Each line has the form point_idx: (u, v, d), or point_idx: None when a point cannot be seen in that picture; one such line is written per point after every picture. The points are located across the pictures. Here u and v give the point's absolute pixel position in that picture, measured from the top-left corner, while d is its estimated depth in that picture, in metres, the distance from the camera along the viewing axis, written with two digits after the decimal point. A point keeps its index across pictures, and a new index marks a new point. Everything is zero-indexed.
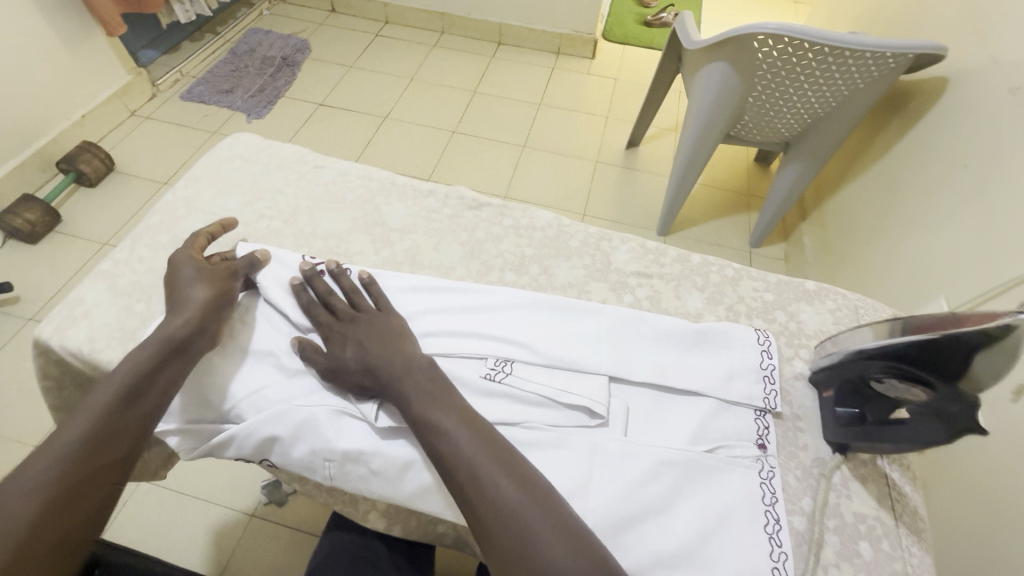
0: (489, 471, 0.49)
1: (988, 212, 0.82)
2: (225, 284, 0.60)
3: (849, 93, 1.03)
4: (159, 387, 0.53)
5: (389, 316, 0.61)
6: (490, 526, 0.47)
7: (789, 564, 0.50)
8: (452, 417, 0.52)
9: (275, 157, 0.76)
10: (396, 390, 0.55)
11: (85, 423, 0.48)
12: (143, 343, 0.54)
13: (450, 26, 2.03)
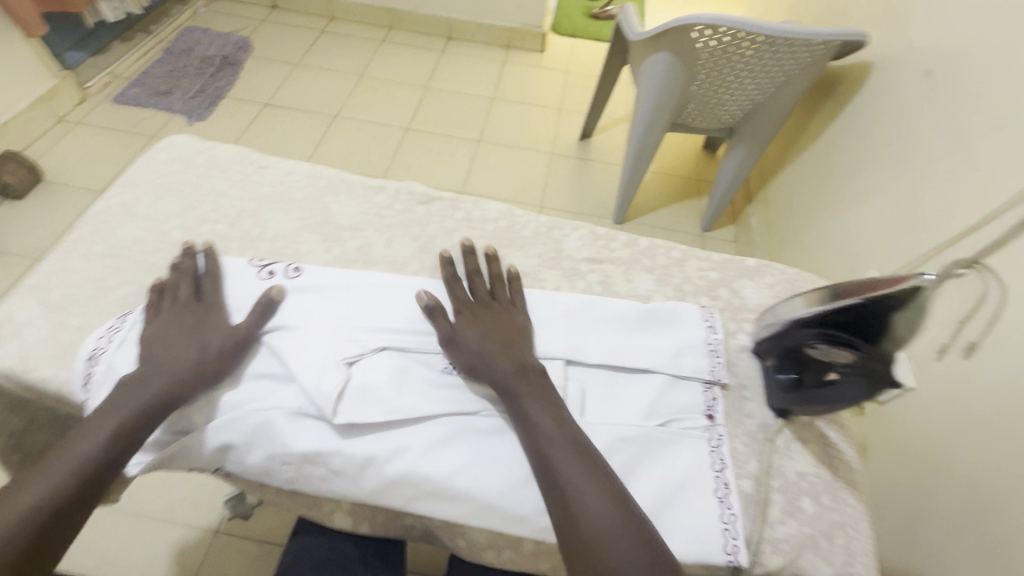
0: (593, 491, 0.46)
1: (909, 186, 1.04)
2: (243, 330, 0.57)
3: (784, 78, 1.32)
4: (141, 431, 0.50)
5: (517, 316, 0.60)
6: (582, 539, 0.44)
7: (739, 525, 0.50)
8: (550, 424, 0.51)
9: (216, 160, 0.75)
10: (511, 394, 0.53)
11: (66, 467, 0.46)
12: (132, 389, 0.51)
13: (397, 21, 2.28)
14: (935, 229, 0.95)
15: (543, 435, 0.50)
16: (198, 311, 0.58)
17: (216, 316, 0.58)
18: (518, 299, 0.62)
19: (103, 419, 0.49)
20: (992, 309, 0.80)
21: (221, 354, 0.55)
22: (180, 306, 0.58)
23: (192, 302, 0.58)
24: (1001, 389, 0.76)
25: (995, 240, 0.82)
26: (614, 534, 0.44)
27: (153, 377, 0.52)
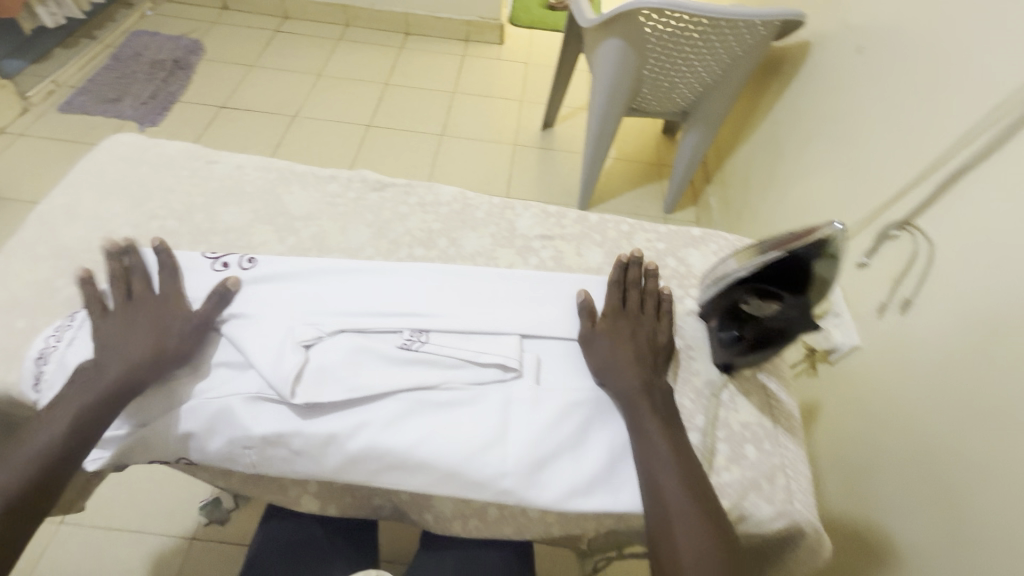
0: (697, 522, 0.48)
1: (849, 156, 1.10)
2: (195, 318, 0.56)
3: (731, 58, 1.36)
4: (102, 416, 0.50)
5: (660, 333, 0.60)
6: (673, 556, 0.47)
7: None
8: (665, 446, 0.52)
9: (163, 157, 0.74)
10: (634, 415, 0.54)
11: (25, 459, 0.46)
12: (95, 377, 0.51)
13: (353, 18, 2.26)
14: (873, 194, 1.00)
15: (659, 458, 0.51)
16: (152, 303, 0.57)
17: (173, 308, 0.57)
18: (665, 314, 0.61)
19: (62, 408, 0.49)
20: (923, 265, 0.86)
21: (178, 346, 0.54)
22: (135, 299, 0.57)
23: (147, 294, 0.57)
24: (933, 338, 0.81)
25: (923, 201, 0.87)
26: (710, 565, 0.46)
27: (110, 364, 0.52)
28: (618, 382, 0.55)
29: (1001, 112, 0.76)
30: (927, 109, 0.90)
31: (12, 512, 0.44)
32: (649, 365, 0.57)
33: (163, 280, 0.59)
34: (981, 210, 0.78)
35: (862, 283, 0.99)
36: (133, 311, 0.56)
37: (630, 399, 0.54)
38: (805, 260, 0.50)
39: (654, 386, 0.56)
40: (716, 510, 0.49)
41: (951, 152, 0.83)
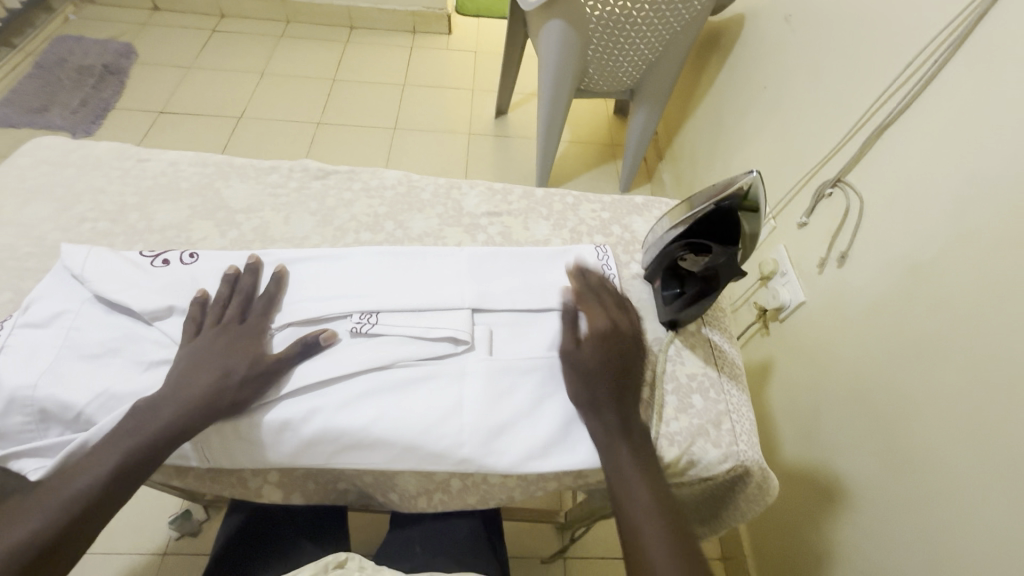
0: (662, 545, 0.48)
1: (783, 122, 1.15)
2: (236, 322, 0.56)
3: (671, 35, 1.39)
4: (158, 450, 0.48)
5: (628, 323, 0.60)
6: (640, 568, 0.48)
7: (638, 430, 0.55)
8: (633, 457, 0.51)
9: (91, 157, 0.72)
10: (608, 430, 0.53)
11: (71, 496, 0.45)
12: (147, 412, 0.49)
13: (294, 13, 2.19)
14: (807, 156, 1.05)
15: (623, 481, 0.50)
16: (238, 334, 0.55)
17: (251, 342, 0.55)
18: (631, 308, 0.62)
19: (111, 447, 0.47)
20: (854, 219, 0.91)
21: (247, 380, 0.52)
22: (221, 328, 0.55)
23: (236, 323, 0.56)
24: (867, 287, 0.86)
25: (851, 159, 0.92)
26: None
27: (170, 398, 0.50)
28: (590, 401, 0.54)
29: (912, 69, 0.81)
30: (850, 71, 0.95)
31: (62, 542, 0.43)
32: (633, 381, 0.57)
33: (254, 309, 0.58)
34: (901, 162, 0.82)
35: (803, 242, 1.04)
36: (213, 338, 0.54)
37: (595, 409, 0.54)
38: (731, 209, 0.55)
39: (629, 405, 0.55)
40: (686, 532, 0.49)
41: (872, 111, 0.88)
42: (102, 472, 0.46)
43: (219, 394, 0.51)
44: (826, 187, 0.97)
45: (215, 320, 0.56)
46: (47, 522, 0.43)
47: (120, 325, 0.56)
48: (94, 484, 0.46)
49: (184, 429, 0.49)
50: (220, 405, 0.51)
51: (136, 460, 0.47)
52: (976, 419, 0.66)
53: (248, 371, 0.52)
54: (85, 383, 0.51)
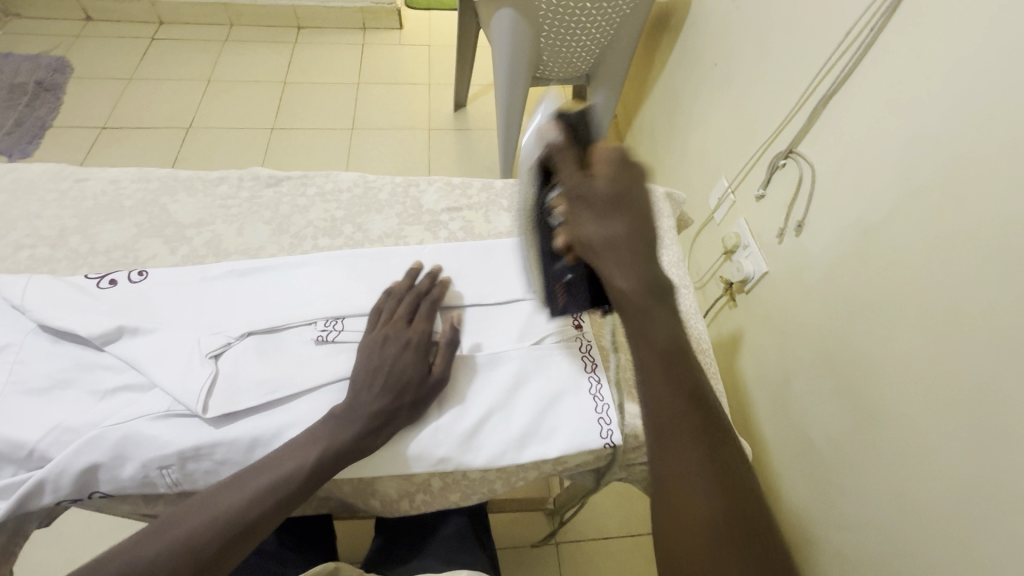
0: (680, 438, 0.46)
1: (736, 98, 1.17)
2: (413, 329, 0.56)
3: (621, 18, 1.40)
4: (341, 460, 0.48)
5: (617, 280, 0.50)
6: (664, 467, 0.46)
7: (613, 413, 0.55)
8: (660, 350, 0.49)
9: (22, 181, 0.68)
10: (615, 288, 0.51)
11: (264, 487, 0.45)
12: (355, 415, 0.49)
13: (237, 16, 2.11)
14: (760, 130, 1.08)
15: (680, 432, 0.46)
16: (411, 340, 0.55)
17: (424, 347, 0.55)
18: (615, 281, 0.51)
19: (303, 445, 0.48)
20: (808, 188, 0.94)
21: (420, 390, 0.52)
22: (396, 329, 0.55)
23: (412, 327, 0.56)
24: (824, 252, 0.89)
25: (801, 129, 0.94)
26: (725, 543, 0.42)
27: (358, 407, 0.50)
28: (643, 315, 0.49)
29: (852, 38, 0.83)
30: (794, 44, 0.97)
31: (244, 529, 0.44)
32: (636, 234, 0.51)
33: (428, 312, 0.58)
34: (847, 130, 0.85)
35: (762, 214, 1.07)
36: (395, 342, 0.54)
37: (621, 286, 0.50)
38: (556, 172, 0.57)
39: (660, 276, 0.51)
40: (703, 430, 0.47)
41: (817, 81, 0.91)
42: (251, 492, 0.45)
43: (393, 410, 0.51)
44: (780, 159, 1.00)
45: (388, 322, 0.56)
46: (209, 532, 0.43)
47: (68, 353, 0.53)
48: (261, 497, 0.45)
49: (355, 450, 0.49)
50: (391, 424, 0.51)
51: (303, 476, 0.46)
52: (932, 372, 0.69)
53: (419, 384, 0.52)
54: (39, 419, 0.49)
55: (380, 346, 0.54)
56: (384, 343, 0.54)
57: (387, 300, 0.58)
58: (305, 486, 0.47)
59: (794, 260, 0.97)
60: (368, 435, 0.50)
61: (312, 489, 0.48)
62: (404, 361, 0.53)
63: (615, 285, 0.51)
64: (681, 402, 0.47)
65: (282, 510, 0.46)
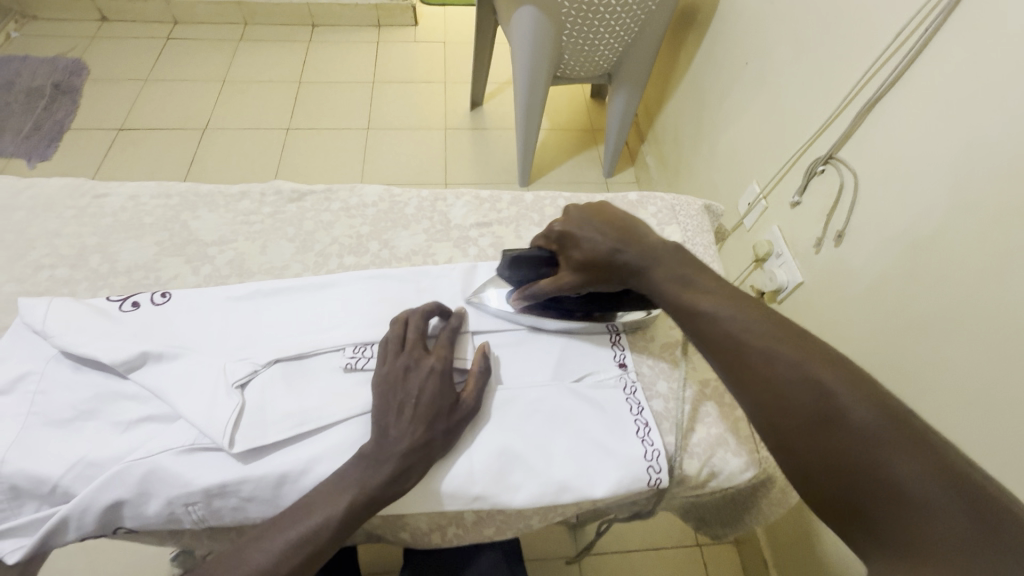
0: (786, 359, 0.44)
1: (769, 99, 1.12)
2: (431, 357, 0.52)
3: (646, 15, 1.34)
4: (369, 509, 0.46)
5: (654, 244, 0.55)
6: (775, 392, 0.43)
7: (662, 460, 0.52)
8: (715, 299, 0.49)
9: (42, 198, 0.66)
10: (639, 278, 0.53)
11: (291, 544, 0.43)
12: (382, 459, 0.46)
13: (251, 16, 2.09)
14: (795, 134, 1.03)
15: (837, 415, 0.40)
16: (430, 370, 0.51)
17: (447, 377, 0.51)
18: (653, 243, 0.55)
19: (328, 496, 0.45)
20: (850, 196, 0.89)
21: (453, 421, 0.50)
22: (412, 360, 0.51)
23: (429, 356, 0.52)
24: (867, 265, 0.84)
25: (843, 133, 0.90)
26: (983, 563, 0.32)
27: (384, 452, 0.47)
28: (718, 317, 0.48)
29: (903, 38, 0.78)
30: (837, 43, 0.92)
31: None
32: (634, 238, 0.55)
33: (442, 339, 0.54)
34: (895, 136, 0.80)
35: (796, 221, 1.02)
36: (418, 372, 0.51)
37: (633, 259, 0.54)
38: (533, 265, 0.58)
39: (696, 261, 0.54)
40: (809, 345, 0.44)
41: (862, 84, 0.86)
42: (280, 545, 0.43)
43: (426, 448, 0.48)
44: (819, 164, 0.95)
45: (403, 351, 0.52)
46: None
47: (89, 382, 0.51)
48: (288, 552, 0.43)
49: (383, 497, 0.46)
50: (420, 466, 0.48)
51: (333, 525, 0.44)
52: (991, 396, 0.64)
53: (449, 417, 0.50)
54: (61, 452, 0.48)
55: (403, 378, 0.50)
56: (406, 374, 0.50)
57: (396, 328, 0.54)
58: (337, 535, 0.45)
59: (829, 272, 0.93)
60: (402, 479, 0.47)
61: (341, 538, 0.46)
62: (433, 392, 0.50)
63: (646, 273, 0.53)
64: (789, 363, 0.43)
65: (315, 563, 0.44)
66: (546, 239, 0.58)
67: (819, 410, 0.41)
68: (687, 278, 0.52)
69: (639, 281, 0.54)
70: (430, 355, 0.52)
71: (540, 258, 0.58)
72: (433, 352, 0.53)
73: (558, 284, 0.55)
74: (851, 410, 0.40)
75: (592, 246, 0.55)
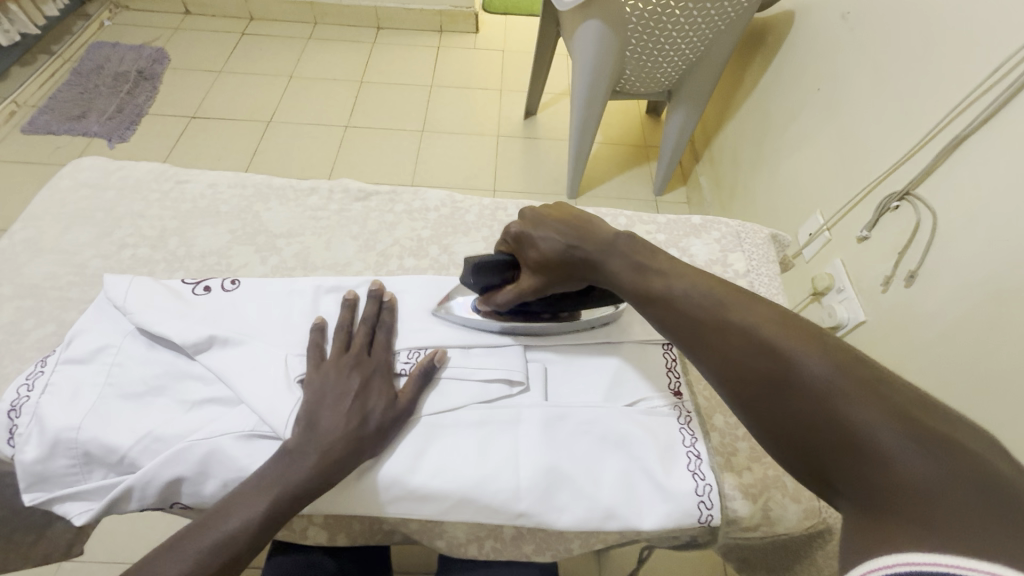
0: (740, 323, 0.42)
1: (840, 128, 1.08)
2: (362, 361, 0.53)
3: (715, 33, 1.32)
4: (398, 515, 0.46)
5: (607, 237, 0.53)
6: (729, 360, 0.42)
7: (714, 497, 0.50)
8: (667, 275, 0.48)
9: (131, 180, 0.71)
10: (598, 274, 0.53)
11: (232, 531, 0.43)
12: (304, 450, 0.46)
13: (321, 15, 2.18)
14: (867, 166, 0.99)
15: (797, 375, 0.38)
16: (362, 372, 0.52)
17: (385, 378, 0.53)
18: (601, 238, 0.53)
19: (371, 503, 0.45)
20: (926, 236, 0.84)
21: (381, 429, 0.49)
22: (345, 364, 0.52)
23: (364, 357, 0.53)
24: (940, 310, 0.79)
25: (923, 169, 0.85)
26: (958, 507, 0.29)
27: (307, 443, 0.47)
28: (677, 294, 0.46)
29: (1001, 73, 0.73)
30: (923, 74, 0.87)
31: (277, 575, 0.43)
32: (586, 234, 0.54)
33: (377, 341, 0.55)
34: (985, 175, 0.75)
35: (862, 257, 0.98)
36: (349, 376, 0.51)
37: (585, 258, 0.53)
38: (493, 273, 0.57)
39: (650, 244, 0.52)
40: (756, 307, 0.43)
41: (949, 119, 0.81)
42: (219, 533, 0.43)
43: (359, 440, 0.48)
44: (893, 200, 0.90)
45: (336, 358, 0.53)
46: None
47: (159, 361, 0.53)
48: (220, 547, 0.43)
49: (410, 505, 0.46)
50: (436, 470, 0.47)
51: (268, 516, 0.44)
52: None
53: (388, 412, 0.50)
54: (131, 425, 0.50)
55: (330, 383, 0.51)
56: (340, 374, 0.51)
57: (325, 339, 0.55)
58: (257, 538, 0.44)
59: (894, 313, 0.88)
60: (323, 480, 0.46)
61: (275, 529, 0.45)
62: (362, 395, 0.50)
63: (604, 268, 0.52)
64: (742, 327, 0.42)
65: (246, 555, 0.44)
66: (507, 242, 0.58)
67: (769, 371, 0.39)
68: (644, 264, 0.50)
69: (596, 275, 0.53)
70: (366, 359, 0.53)
71: (504, 263, 0.57)
72: (365, 356, 0.54)
73: (519, 290, 0.56)
74: (809, 365, 0.38)
75: (546, 254, 0.54)
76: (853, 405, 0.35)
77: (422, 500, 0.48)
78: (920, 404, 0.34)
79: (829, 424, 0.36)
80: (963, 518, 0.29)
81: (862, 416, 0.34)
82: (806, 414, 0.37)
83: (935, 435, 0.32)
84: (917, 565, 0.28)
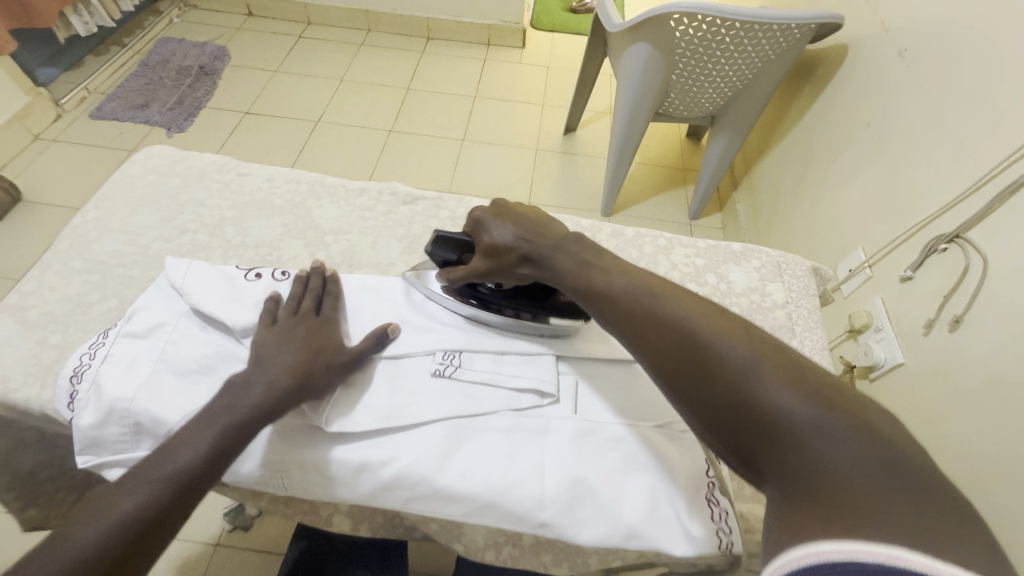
0: (674, 312, 0.42)
1: (888, 165, 1.06)
2: (311, 323, 0.56)
3: (765, 62, 1.31)
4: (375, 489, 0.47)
5: (553, 233, 0.55)
6: (662, 349, 0.42)
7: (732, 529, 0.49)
8: (612, 270, 0.49)
9: (195, 169, 0.75)
10: (544, 269, 0.53)
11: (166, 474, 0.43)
12: (248, 393, 0.49)
13: (375, 23, 2.26)
14: (914, 205, 0.97)
15: (723, 362, 0.38)
16: (308, 328, 0.55)
17: (332, 334, 0.56)
18: (547, 236, 0.54)
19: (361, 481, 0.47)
20: (975, 281, 0.81)
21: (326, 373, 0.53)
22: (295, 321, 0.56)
23: (312, 316, 0.57)
24: (983, 358, 0.76)
25: (976, 213, 0.83)
26: (886, 495, 0.29)
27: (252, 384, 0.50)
28: (620, 285, 0.47)
29: None
30: (980, 116, 0.85)
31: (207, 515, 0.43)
32: (541, 230, 0.55)
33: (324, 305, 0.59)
34: None
35: (904, 297, 0.95)
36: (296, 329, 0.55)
37: (534, 251, 0.54)
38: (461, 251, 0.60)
39: (597, 245, 0.53)
40: (689, 299, 0.43)
41: (1008, 163, 0.79)
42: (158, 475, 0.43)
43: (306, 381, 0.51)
44: (941, 242, 0.88)
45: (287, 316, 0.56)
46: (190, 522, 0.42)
47: (212, 341, 0.56)
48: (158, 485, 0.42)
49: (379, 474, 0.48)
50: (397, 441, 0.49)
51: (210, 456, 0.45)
52: None
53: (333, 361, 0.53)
54: (180, 400, 0.52)
55: (279, 337, 0.54)
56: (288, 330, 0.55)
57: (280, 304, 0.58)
58: (199, 476, 0.44)
59: (933, 357, 0.85)
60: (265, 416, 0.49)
61: (215, 472, 0.45)
62: (305, 348, 0.53)
63: (551, 264, 0.53)
64: (677, 316, 0.42)
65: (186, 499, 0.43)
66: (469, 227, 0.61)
67: (699, 359, 0.39)
68: (588, 261, 0.51)
69: (544, 272, 0.54)
70: (317, 321, 0.57)
71: (465, 243, 0.60)
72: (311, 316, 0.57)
73: (470, 270, 0.58)
74: (737, 353, 0.38)
75: (496, 242, 0.55)
76: (774, 394, 0.35)
77: (441, 498, 0.49)
78: (851, 400, 0.35)
79: (756, 412, 0.35)
80: (904, 513, 0.28)
81: (787, 405, 0.34)
82: (734, 403, 0.37)
83: (861, 425, 0.32)
84: (847, 553, 0.27)
